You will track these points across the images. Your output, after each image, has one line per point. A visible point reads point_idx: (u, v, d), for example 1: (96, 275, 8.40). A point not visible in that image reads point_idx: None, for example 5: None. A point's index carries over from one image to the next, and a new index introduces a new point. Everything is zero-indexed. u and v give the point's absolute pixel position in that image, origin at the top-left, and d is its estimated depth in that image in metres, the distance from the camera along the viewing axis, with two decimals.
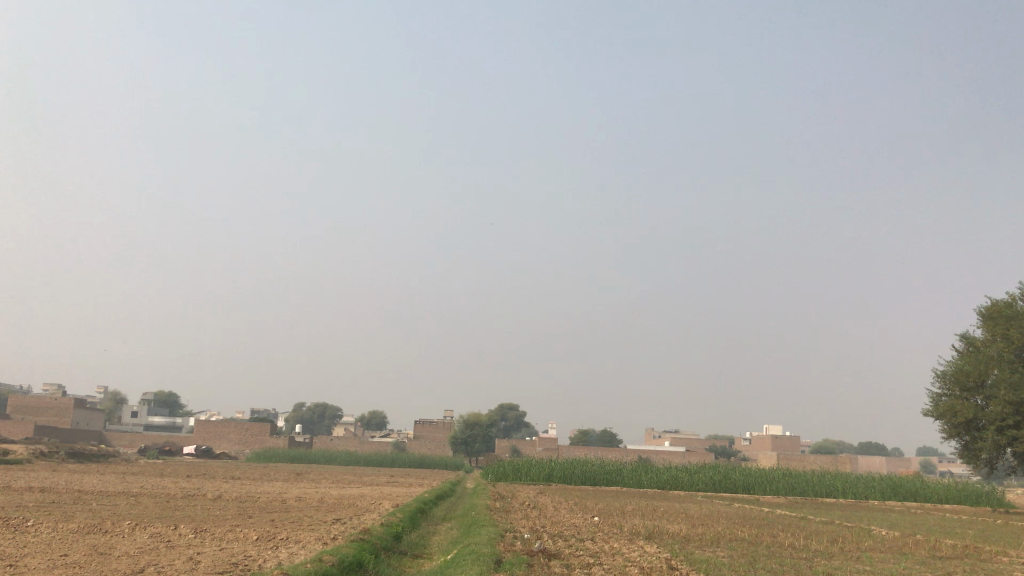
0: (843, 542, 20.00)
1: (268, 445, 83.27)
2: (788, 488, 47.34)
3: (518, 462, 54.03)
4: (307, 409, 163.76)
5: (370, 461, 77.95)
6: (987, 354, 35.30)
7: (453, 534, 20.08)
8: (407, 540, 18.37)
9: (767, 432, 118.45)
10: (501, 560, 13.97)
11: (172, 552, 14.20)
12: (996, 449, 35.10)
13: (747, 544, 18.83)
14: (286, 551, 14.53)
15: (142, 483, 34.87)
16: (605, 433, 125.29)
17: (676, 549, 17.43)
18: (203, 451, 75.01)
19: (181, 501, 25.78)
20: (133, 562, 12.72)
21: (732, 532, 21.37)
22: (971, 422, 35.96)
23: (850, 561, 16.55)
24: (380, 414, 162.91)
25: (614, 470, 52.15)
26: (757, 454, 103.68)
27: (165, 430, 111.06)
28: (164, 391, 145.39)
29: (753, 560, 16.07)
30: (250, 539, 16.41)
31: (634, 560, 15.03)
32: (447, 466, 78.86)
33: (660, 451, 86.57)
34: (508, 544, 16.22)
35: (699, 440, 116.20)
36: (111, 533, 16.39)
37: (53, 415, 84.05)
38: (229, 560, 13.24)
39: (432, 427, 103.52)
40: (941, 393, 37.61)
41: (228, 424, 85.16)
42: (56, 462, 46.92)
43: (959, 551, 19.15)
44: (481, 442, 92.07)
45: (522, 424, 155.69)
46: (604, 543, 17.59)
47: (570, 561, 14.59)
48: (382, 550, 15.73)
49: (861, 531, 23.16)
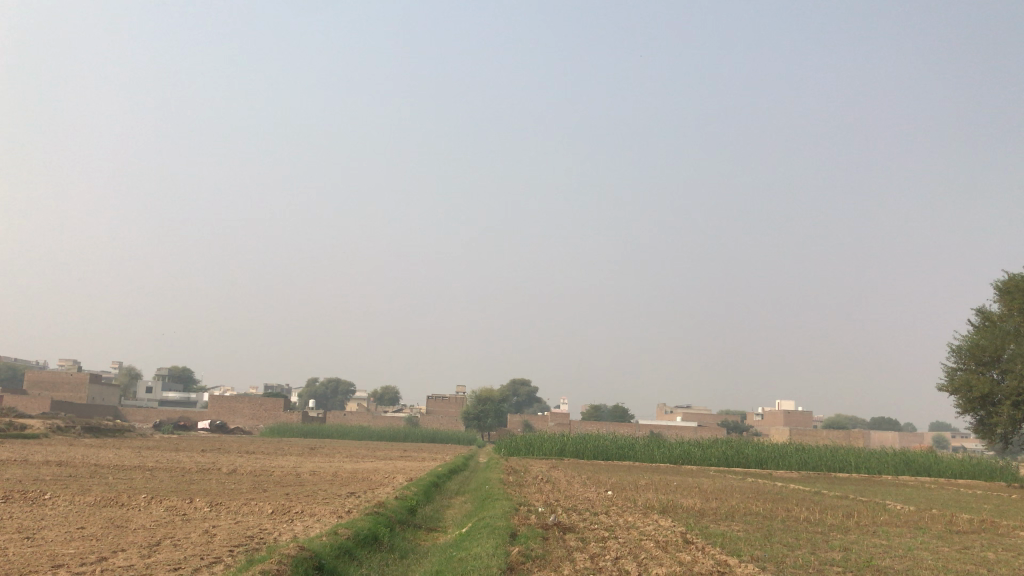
0: (858, 516, 19.90)
1: (282, 420, 83.81)
2: (800, 462, 47.29)
3: (531, 438, 54.18)
4: (320, 383, 164.61)
5: (383, 435, 78.36)
6: (1003, 328, 35.02)
7: (467, 508, 20.10)
8: (422, 513, 18.39)
9: (779, 407, 118.38)
10: (515, 533, 13.97)
11: (187, 525, 14.22)
12: (1011, 424, 34.84)
13: (762, 519, 18.70)
14: (302, 525, 14.56)
15: (158, 457, 35.06)
16: (617, 408, 125.45)
17: (691, 523, 17.37)
18: (218, 427, 75.52)
19: (196, 475, 25.90)
20: (150, 535, 12.77)
21: (746, 506, 21.27)
22: (986, 397, 35.66)
23: (866, 535, 16.43)
24: (392, 389, 163.74)
25: (626, 445, 52.23)
26: (769, 429, 103.77)
27: (180, 405, 111.97)
28: (178, 367, 146.83)
29: (769, 534, 15.97)
30: (265, 513, 16.42)
31: (648, 533, 15.00)
32: (460, 441, 79.16)
33: (671, 426, 86.61)
34: (522, 517, 16.23)
35: (710, 415, 116.61)
36: (127, 506, 16.50)
37: (70, 389, 84.78)
38: (244, 533, 13.25)
39: (445, 402, 104.05)
40: (956, 367, 37.28)
41: (242, 399, 85.59)
42: (73, 436, 47.28)
43: (976, 526, 19.03)
44: (493, 417, 92.44)
45: (533, 399, 156.17)
46: (618, 516, 17.58)
47: (584, 534, 14.58)
48: (397, 523, 15.76)
49: (875, 506, 23.06)
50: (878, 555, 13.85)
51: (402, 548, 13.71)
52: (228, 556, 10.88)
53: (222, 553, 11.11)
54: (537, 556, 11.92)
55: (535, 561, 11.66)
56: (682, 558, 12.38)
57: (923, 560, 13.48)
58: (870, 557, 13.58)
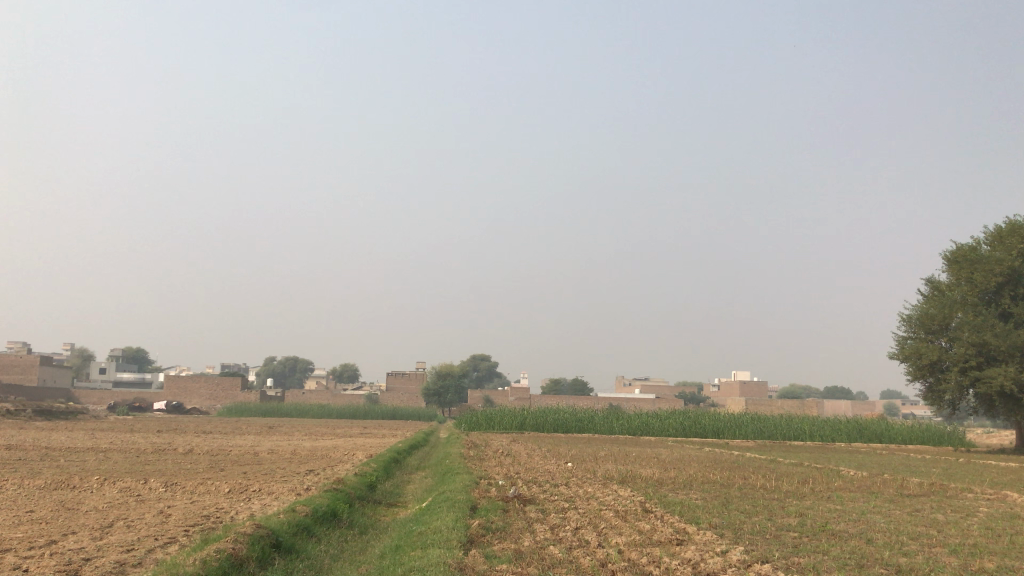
0: (814, 483, 20.25)
1: (239, 400, 82.89)
2: (755, 431, 48.15)
3: (491, 412, 54.30)
4: (278, 362, 163.42)
5: (343, 413, 77.90)
6: (951, 297, 35.90)
7: (428, 483, 20.06)
8: (382, 489, 18.27)
9: (737, 378, 120.06)
10: (476, 506, 13.94)
11: (141, 506, 13.96)
12: (959, 391, 35.66)
13: (720, 487, 18.98)
14: (259, 502, 14.37)
15: (113, 439, 34.52)
16: (575, 382, 126.33)
17: (650, 492, 17.54)
18: (175, 407, 74.44)
19: (151, 455, 25.49)
20: (103, 516, 12.48)
21: (704, 475, 21.58)
22: (935, 364, 36.42)
23: (820, 501, 16.71)
24: (351, 367, 163.15)
25: (586, 418, 52.65)
26: (726, 399, 105.70)
27: (135, 386, 110.36)
28: (132, 348, 144.68)
29: (726, 502, 16.17)
30: (222, 492, 16.19)
31: (608, 503, 15.10)
32: (421, 417, 79.14)
33: (629, 398, 87.55)
34: (483, 490, 16.21)
35: (669, 387, 118.18)
36: (79, 488, 16.13)
37: (19, 372, 82.77)
38: (200, 513, 13.04)
39: (405, 379, 104.06)
40: (906, 336, 38.02)
41: (198, 380, 84.35)
42: (23, 419, 46.26)
43: (925, 489, 19.52)
44: (453, 394, 92.60)
45: (494, 375, 156.66)
46: (578, 488, 17.66)
47: (545, 506, 14.62)
48: (357, 499, 15.65)
49: (830, 472, 23.58)
50: (833, 520, 14.08)
51: (363, 524, 13.62)
52: (183, 535, 10.71)
53: (177, 533, 10.90)
54: (498, 529, 11.91)
55: (495, 533, 11.63)
56: (640, 527, 12.46)
57: (876, 524, 13.78)
58: (825, 522, 13.80)
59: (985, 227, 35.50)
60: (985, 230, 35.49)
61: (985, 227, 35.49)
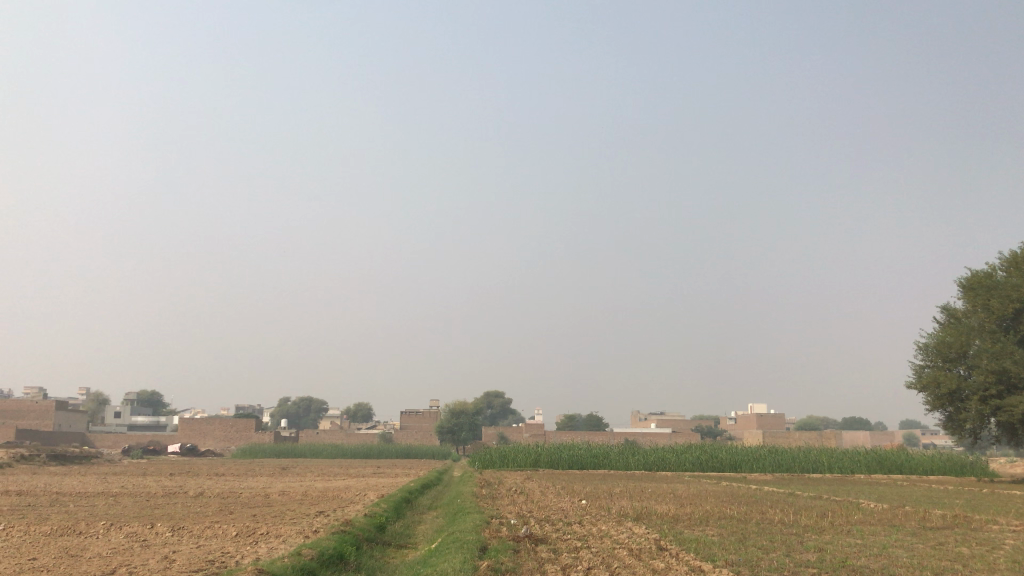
0: (832, 516, 19.82)
1: (253, 441, 82.58)
2: (773, 464, 47.49)
3: (506, 449, 53.76)
4: (292, 403, 163.36)
5: (357, 453, 77.35)
6: (968, 324, 35.49)
7: (439, 523, 19.75)
8: (391, 530, 17.96)
9: (754, 410, 118.57)
10: (485, 547, 13.64)
11: (145, 551, 13.75)
12: (980, 420, 35.06)
13: (736, 522, 18.59)
14: (265, 546, 14.17)
15: (123, 482, 34.28)
16: (590, 416, 125.09)
17: (665, 529, 17.17)
18: (189, 450, 74.27)
19: (161, 499, 25.32)
20: (105, 563, 12.25)
21: (720, 511, 21.13)
22: (954, 393, 35.84)
23: (840, 535, 16.32)
24: (365, 407, 162.57)
25: (602, 454, 52.06)
26: (744, 433, 104.29)
27: (149, 429, 110.59)
28: (147, 391, 145.23)
29: (742, 538, 15.81)
30: (230, 536, 15.98)
31: (622, 542, 14.73)
32: (435, 455, 78.54)
33: (646, 433, 86.47)
34: (493, 530, 15.92)
35: (686, 421, 116.74)
36: (86, 534, 15.92)
37: (35, 418, 82.97)
38: (204, 557, 12.83)
39: (419, 417, 103.67)
40: (923, 365, 37.52)
41: (212, 421, 84.19)
42: (37, 464, 46.15)
43: (948, 521, 19.05)
44: (467, 431, 91.91)
45: (508, 411, 155.92)
46: (591, 525, 17.29)
47: (556, 545, 14.31)
48: (364, 541, 15.37)
49: (850, 505, 23.08)
50: (853, 555, 13.69)
51: (369, 567, 13.32)
52: None
53: None
54: (507, 570, 11.61)
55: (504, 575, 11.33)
56: (655, 566, 12.12)
57: (897, 558, 13.35)
58: (844, 557, 13.44)
59: (1001, 252, 35.10)
60: (1000, 255, 35.10)
61: (1000, 253, 35.09)
